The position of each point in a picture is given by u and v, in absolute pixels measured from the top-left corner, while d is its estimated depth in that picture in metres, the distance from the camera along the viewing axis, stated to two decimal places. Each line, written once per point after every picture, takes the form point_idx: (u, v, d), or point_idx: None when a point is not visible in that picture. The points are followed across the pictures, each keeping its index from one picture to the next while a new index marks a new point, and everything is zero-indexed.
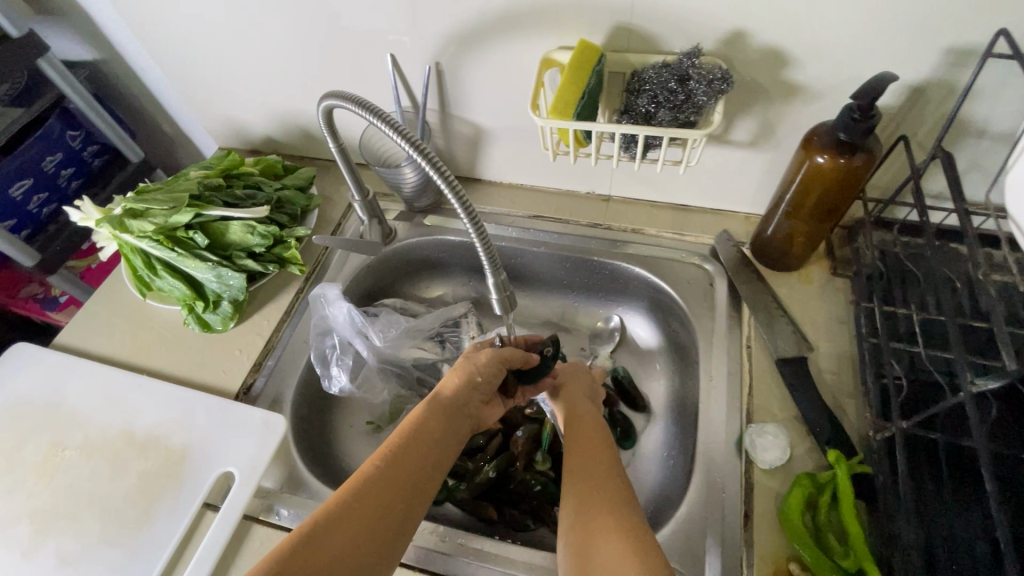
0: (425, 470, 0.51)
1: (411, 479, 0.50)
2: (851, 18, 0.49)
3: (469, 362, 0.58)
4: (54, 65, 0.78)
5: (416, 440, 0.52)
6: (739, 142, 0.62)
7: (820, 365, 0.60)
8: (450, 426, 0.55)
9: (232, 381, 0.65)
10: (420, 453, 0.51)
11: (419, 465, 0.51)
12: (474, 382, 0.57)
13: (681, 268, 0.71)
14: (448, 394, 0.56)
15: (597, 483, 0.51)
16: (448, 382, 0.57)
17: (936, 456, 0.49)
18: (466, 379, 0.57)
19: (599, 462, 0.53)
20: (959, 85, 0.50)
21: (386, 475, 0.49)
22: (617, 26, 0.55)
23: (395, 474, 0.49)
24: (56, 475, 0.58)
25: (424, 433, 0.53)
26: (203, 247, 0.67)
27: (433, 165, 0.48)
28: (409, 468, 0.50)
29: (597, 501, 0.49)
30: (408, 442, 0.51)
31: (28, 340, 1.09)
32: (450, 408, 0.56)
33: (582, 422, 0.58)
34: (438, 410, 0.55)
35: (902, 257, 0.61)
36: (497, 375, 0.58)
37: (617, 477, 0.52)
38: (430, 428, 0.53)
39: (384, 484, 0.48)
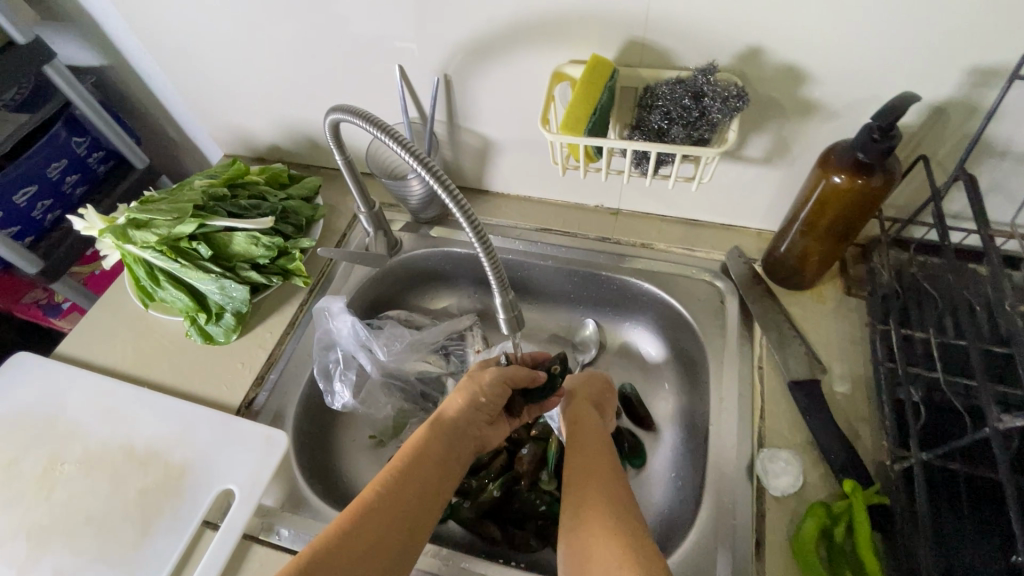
0: (427, 493, 0.51)
1: (414, 502, 0.50)
2: (871, 37, 0.47)
3: (472, 383, 0.58)
4: (61, 71, 0.77)
5: (419, 463, 0.52)
6: (753, 158, 0.61)
7: (834, 388, 0.58)
8: (453, 449, 0.55)
9: (233, 395, 0.64)
10: (423, 475, 0.52)
11: (423, 487, 0.51)
12: (477, 404, 0.57)
13: (691, 284, 0.70)
14: (450, 416, 0.56)
15: (596, 497, 0.50)
16: (450, 403, 0.57)
17: (954, 487, 0.48)
18: (469, 400, 0.57)
19: (598, 475, 0.53)
20: (983, 106, 0.49)
21: (389, 498, 0.49)
22: (630, 40, 0.54)
23: (399, 497, 0.49)
24: (55, 490, 0.58)
25: (427, 455, 0.53)
26: (206, 258, 0.66)
27: (439, 182, 0.46)
28: (413, 491, 0.50)
29: (595, 516, 0.49)
30: (410, 465, 0.51)
31: (31, 345, 1.09)
32: (453, 430, 0.56)
33: (584, 432, 0.58)
34: (440, 432, 0.55)
35: (919, 277, 0.60)
36: (501, 396, 0.58)
37: (618, 491, 0.51)
38: (432, 450, 0.54)
39: (388, 508, 0.48)
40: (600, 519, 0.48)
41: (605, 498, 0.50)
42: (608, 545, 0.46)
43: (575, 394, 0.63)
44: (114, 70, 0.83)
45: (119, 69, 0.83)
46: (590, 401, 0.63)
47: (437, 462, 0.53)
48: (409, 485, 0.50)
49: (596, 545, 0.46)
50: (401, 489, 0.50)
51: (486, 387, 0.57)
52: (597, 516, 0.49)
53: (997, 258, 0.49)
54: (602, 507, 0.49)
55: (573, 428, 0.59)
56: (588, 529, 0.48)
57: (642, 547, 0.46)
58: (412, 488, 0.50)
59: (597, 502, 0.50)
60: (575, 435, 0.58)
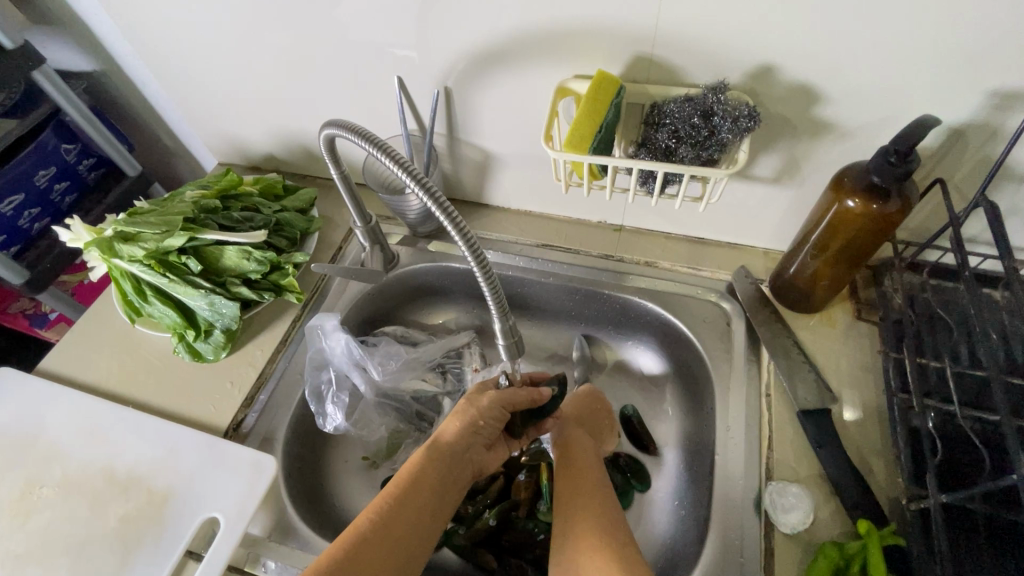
0: (422, 523, 0.49)
1: (409, 533, 0.47)
2: (889, 57, 0.45)
3: (470, 406, 0.56)
4: (51, 78, 0.75)
5: (415, 491, 0.50)
6: (762, 177, 0.59)
7: (845, 418, 0.56)
8: (449, 476, 0.53)
9: (221, 416, 0.62)
10: (419, 505, 0.49)
11: (417, 517, 0.49)
12: (475, 427, 0.55)
13: (697, 305, 0.67)
14: (448, 441, 0.54)
15: (589, 527, 0.49)
16: (447, 426, 0.56)
17: (973, 528, 0.46)
18: (467, 423, 0.55)
19: (591, 504, 0.51)
20: (1004, 130, 0.47)
21: (383, 529, 0.46)
22: (637, 56, 0.52)
23: (394, 528, 0.47)
24: (32, 515, 0.55)
25: (423, 483, 0.51)
26: (196, 273, 0.64)
27: (437, 202, 0.44)
28: (407, 522, 0.48)
29: (586, 548, 0.47)
30: (406, 493, 0.49)
31: (18, 354, 1.06)
32: (450, 457, 0.54)
33: (579, 460, 0.57)
34: (437, 459, 0.53)
35: (932, 303, 0.58)
36: (500, 419, 0.57)
37: (615, 523, 0.50)
38: (429, 477, 0.52)
39: (382, 539, 0.46)
40: (594, 549, 0.47)
41: (600, 528, 0.49)
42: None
43: (572, 417, 0.62)
44: (106, 75, 0.81)
45: (111, 74, 0.81)
46: (584, 424, 0.62)
47: (433, 490, 0.51)
48: (404, 515, 0.48)
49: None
50: (396, 519, 0.47)
51: (485, 410, 0.56)
52: (591, 546, 0.47)
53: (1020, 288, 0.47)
54: (597, 536, 0.48)
55: (567, 453, 0.58)
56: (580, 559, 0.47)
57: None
58: (407, 519, 0.48)
59: (591, 531, 0.49)
60: (570, 460, 0.57)
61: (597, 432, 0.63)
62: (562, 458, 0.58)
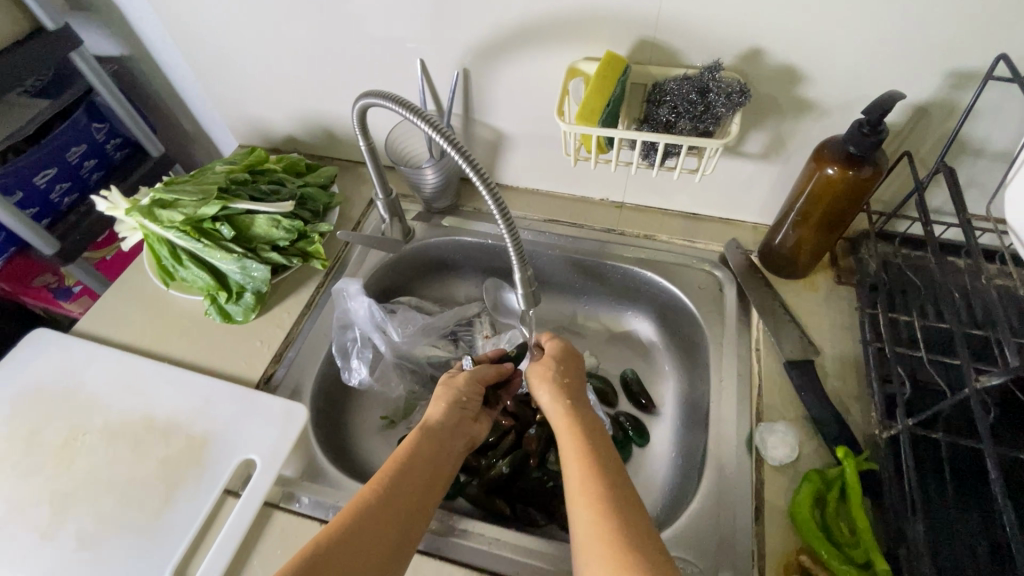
0: (420, 493, 0.49)
1: (405, 504, 0.48)
2: (862, 40, 0.52)
3: (449, 388, 0.60)
4: (87, 59, 0.80)
5: (412, 464, 0.51)
6: (751, 153, 0.66)
7: (827, 369, 0.62)
8: (445, 450, 0.55)
9: (253, 371, 0.66)
10: (416, 476, 0.50)
11: (415, 489, 0.49)
12: (460, 404, 0.59)
13: (692, 273, 0.73)
14: (437, 419, 0.56)
15: (585, 484, 0.47)
16: (433, 409, 0.58)
17: (938, 455, 0.51)
18: (452, 402, 0.59)
19: (584, 461, 0.49)
20: (960, 106, 0.54)
21: (380, 503, 0.47)
22: (641, 39, 0.59)
23: (395, 500, 0.47)
24: (76, 459, 0.59)
25: (419, 456, 0.52)
26: (229, 239, 0.68)
27: (468, 161, 0.50)
28: (406, 493, 0.48)
29: (586, 509, 0.45)
30: (402, 467, 0.50)
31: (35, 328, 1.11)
32: (443, 431, 0.56)
33: (570, 417, 0.54)
34: (430, 434, 0.55)
35: (903, 268, 0.64)
36: (477, 394, 0.61)
37: (612, 475, 0.48)
38: (425, 449, 0.53)
39: (383, 513, 0.46)
40: (592, 504, 0.45)
41: (594, 481, 0.47)
42: (598, 535, 0.43)
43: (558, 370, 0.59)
44: (134, 60, 0.86)
45: (139, 58, 0.85)
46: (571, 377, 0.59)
47: (431, 462, 0.52)
48: (401, 488, 0.48)
49: (587, 539, 0.43)
50: (394, 491, 0.48)
51: (463, 388, 0.61)
52: (587, 504, 0.45)
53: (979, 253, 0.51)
54: (594, 490, 0.46)
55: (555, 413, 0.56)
56: (582, 520, 0.45)
57: (643, 535, 0.42)
58: (406, 490, 0.48)
59: (586, 487, 0.46)
60: (560, 420, 0.55)
61: (579, 383, 0.60)
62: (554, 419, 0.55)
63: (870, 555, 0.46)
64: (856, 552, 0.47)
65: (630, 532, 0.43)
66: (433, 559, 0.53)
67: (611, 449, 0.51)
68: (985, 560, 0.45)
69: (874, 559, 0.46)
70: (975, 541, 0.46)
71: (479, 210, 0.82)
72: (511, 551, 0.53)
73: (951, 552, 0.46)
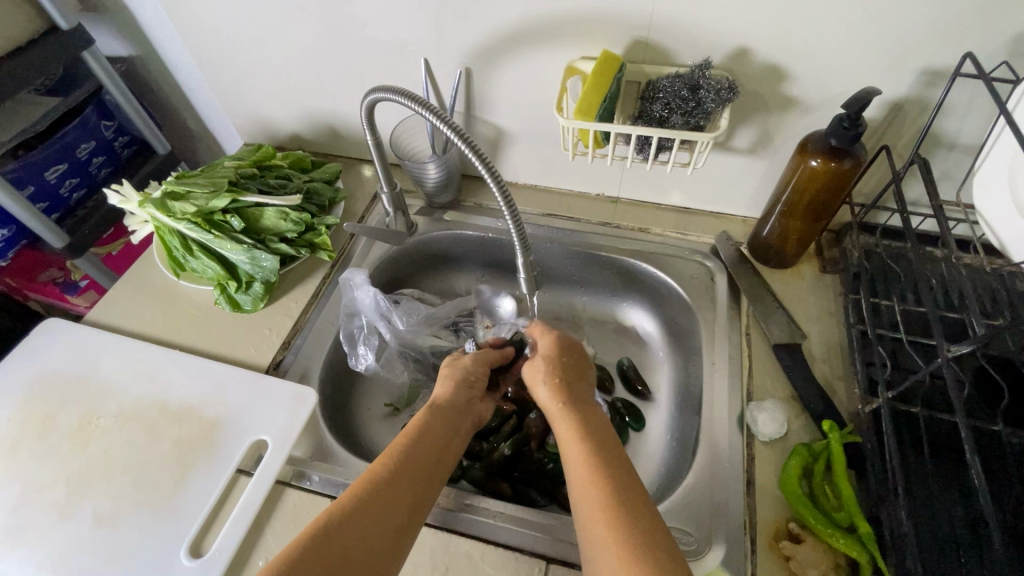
0: (428, 468, 0.51)
1: (413, 477, 0.49)
2: (842, 41, 0.56)
3: (456, 368, 0.63)
4: (98, 59, 0.84)
5: (421, 440, 0.52)
6: (740, 149, 0.69)
7: (813, 352, 0.65)
8: (452, 427, 0.56)
9: (263, 358, 0.68)
10: (425, 452, 0.52)
11: (423, 463, 0.50)
12: (467, 384, 0.62)
13: (685, 264, 0.76)
14: (445, 398, 0.59)
15: (586, 466, 0.47)
16: (441, 389, 0.60)
17: (917, 428, 0.55)
18: (458, 384, 0.61)
19: (586, 444, 0.49)
20: (932, 102, 0.58)
21: (390, 478, 0.47)
22: (635, 39, 0.62)
23: (404, 474, 0.48)
24: (91, 442, 0.61)
25: (428, 432, 0.54)
26: (238, 230, 0.71)
27: (474, 152, 0.52)
28: (415, 467, 0.49)
29: (584, 482, 0.46)
30: (412, 442, 0.52)
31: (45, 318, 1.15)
32: (451, 410, 0.58)
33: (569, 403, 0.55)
34: (439, 412, 0.57)
35: (885, 257, 0.67)
36: (482, 375, 0.64)
37: (613, 454, 0.48)
38: (434, 425, 0.55)
39: (392, 488, 0.47)
40: (593, 486, 0.45)
41: (594, 463, 0.47)
42: (598, 516, 0.43)
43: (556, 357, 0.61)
44: (143, 60, 0.88)
45: (148, 59, 0.88)
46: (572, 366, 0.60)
47: (440, 438, 0.54)
48: (410, 461, 0.50)
49: (588, 521, 0.43)
50: (402, 465, 0.49)
51: (469, 368, 0.63)
52: (587, 485, 0.45)
53: (953, 241, 0.53)
54: (594, 471, 0.46)
55: (556, 400, 0.56)
56: (584, 501, 0.45)
57: (641, 511, 0.43)
58: (414, 464, 0.50)
59: (587, 469, 0.47)
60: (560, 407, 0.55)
61: (579, 365, 0.60)
62: (552, 406, 0.56)
63: (853, 519, 0.49)
64: (840, 516, 0.50)
65: (630, 509, 0.43)
66: (441, 532, 0.55)
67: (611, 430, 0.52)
68: (960, 523, 0.49)
69: (857, 523, 0.49)
70: (952, 506, 0.50)
71: (480, 205, 0.85)
72: (518, 523, 0.56)
73: (927, 516, 0.49)
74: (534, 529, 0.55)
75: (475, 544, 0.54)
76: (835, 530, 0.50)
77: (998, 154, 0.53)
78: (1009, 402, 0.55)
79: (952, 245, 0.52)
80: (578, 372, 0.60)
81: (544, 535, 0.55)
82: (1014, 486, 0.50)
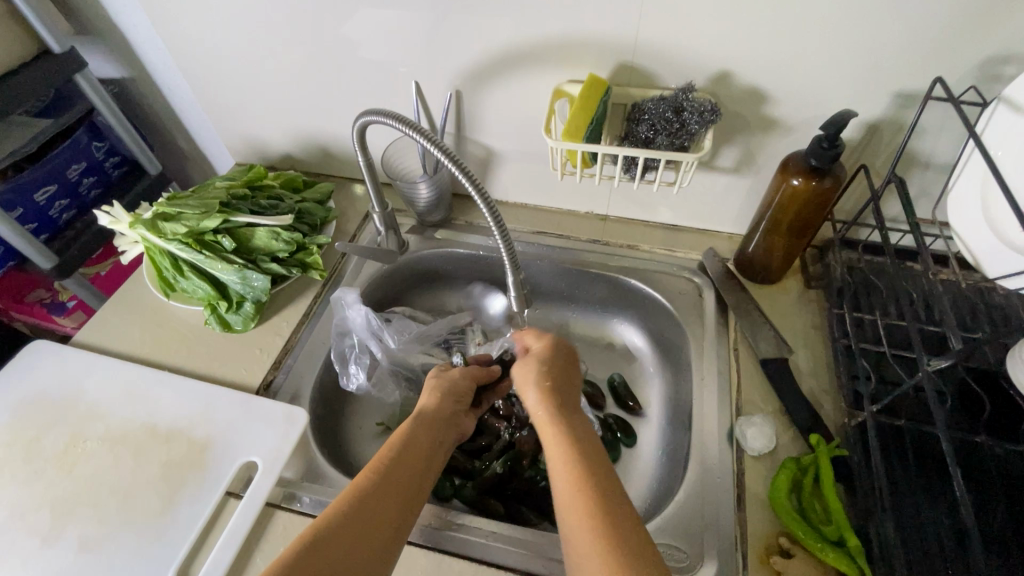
0: (414, 479, 0.51)
1: (399, 488, 0.48)
2: (818, 65, 0.58)
3: (444, 379, 0.63)
4: (90, 81, 0.85)
5: (407, 450, 0.52)
6: (724, 167, 0.71)
7: (800, 366, 0.66)
8: (437, 438, 0.56)
9: (253, 378, 0.68)
10: (411, 462, 0.51)
11: (409, 475, 0.50)
12: (454, 395, 0.62)
13: (673, 280, 0.77)
14: (432, 408, 0.59)
15: (573, 475, 0.47)
16: (427, 399, 0.61)
17: (902, 441, 0.55)
18: (444, 396, 0.61)
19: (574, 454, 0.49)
20: (906, 123, 0.60)
21: (377, 489, 0.47)
22: (620, 63, 0.64)
23: (391, 485, 0.48)
24: (76, 465, 0.60)
25: (413, 442, 0.54)
26: (230, 250, 0.71)
27: (464, 173, 0.53)
28: (401, 478, 0.49)
29: (576, 488, 0.46)
30: (397, 453, 0.51)
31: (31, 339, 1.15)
32: (437, 421, 0.58)
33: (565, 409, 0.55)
34: (425, 422, 0.57)
35: (867, 272, 0.69)
36: (469, 388, 0.65)
37: (602, 463, 0.48)
38: (421, 435, 0.55)
39: (378, 499, 0.47)
40: (580, 496, 0.45)
41: (581, 472, 0.47)
42: (586, 525, 0.43)
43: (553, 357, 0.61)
44: (136, 81, 0.89)
45: (141, 80, 0.89)
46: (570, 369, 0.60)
47: (425, 449, 0.54)
48: (396, 471, 0.50)
49: (576, 532, 0.43)
50: (389, 476, 0.49)
51: (458, 379, 0.64)
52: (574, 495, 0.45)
53: (930, 258, 0.54)
54: (581, 482, 0.46)
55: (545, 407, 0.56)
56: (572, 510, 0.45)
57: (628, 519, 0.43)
58: (400, 475, 0.50)
59: (574, 480, 0.47)
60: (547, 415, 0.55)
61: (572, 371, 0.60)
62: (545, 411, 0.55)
63: (842, 532, 0.50)
64: (829, 529, 0.51)
65: (618, 520, 0.43)
66: (433, 552, 0.55)
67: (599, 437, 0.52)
68: (946, 535, 0.49)
69: (846, 537, 0.50)
70: (938, 518, 0.50)
71: (471, 223, 0.86)
72: (509, 542, 0.56)
73: (914, 530, 0.50)
74: (527, 548, 0.55)
75: (468, 563, 0.54)
76: (824, 543, 0.50)
77: (970, 173, 0.55)
78: (990, 414, 0.56)
79: (930, 259, 0.53)
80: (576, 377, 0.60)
81: (536, 553, 0.55)
82: (996, 497, 0.51)
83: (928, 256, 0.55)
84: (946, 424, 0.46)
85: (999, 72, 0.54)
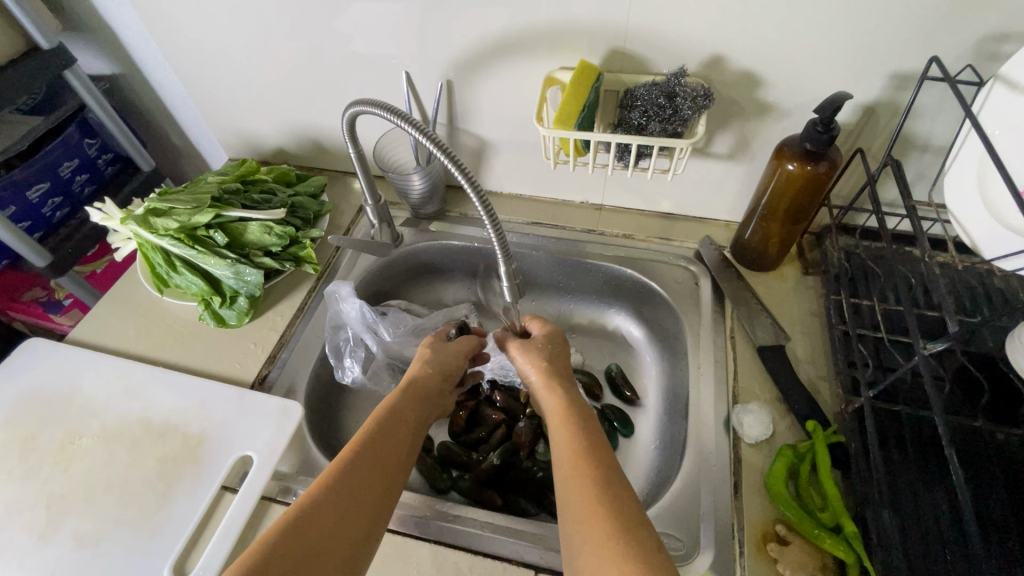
0: (401, 450, 0.51)
1: (386, 464, 0.48)
2: (811, 49, 0.57)
3: (436, 355, 0.63)
4: (80, 77, 0.84)
5: (394, 425, 0.52)
6: (719, 154, 0.70)
7: (797, 353, 0.66)
8: (423, 412, 0.57)
9: (248, 373, 0.68)
10: (397, 435, 0.51)
11: (397, 446, 0.50)
12: (445, 371, 0.62)
13: (670, 270, 0.77)
14: (421, 380, 0.59)
15: (568, 454, 0.47)
16: (418, 368, 0.61)
17: (900, 425, 0.55)
18: (435, 370, 0.61)
19: (567, 434, 0.49)
20: (902, 106, 0.59)
21: (368, 458, 0.47)
22: (612, 49, 0.63)
23: (379, 460, 0.48)
24: (72, 462, 0.60)
25: (401, 414, 0.54)
26: (222, 246, 0.70)
27: (456, 165, 0.52)
28: (389, 451, 0.49)
29: (572, 461, 0.46)
30: (382, 428, 0.51)
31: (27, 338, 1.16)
32: (424, 397, 0.58)
33: (563, 391, 0.56)
34: (413, 394, 0.57)
35: (865, 257, 0.68)
36: (457, 368, 0.64)
37: (595, 440, 0.48)
38: (407, 410, 0.55)
39: (370, 469, 0.47)
40: (578, 469, 0.45)
41: (577, 447, 0.47)
42: (579, 494, 0.43)
43: (544, 337, 0.62)
44: (126, 77, 0.89)
45: (130, 75, 0.88)
46: (552, 349, 0.61)
47: (410, 423, 0.54)
48: (383, 448, 0.49)
49: (571, 500, 0.44)
50: (378, 448, 0.49)
51: (451, 361, 0.64)
52: (569, 470, 0.46)
53: (927, 242, 0.52)
54: (575, 457, 0.46)
55: (545, 384, 0.57)
56: (567, 484, 0.45)
57: (620, 488, 0.44)
58: (390, 447, 0.50)
59: (568, 455, 0.47)
60: (546, 393, 0.56)
61: (562, 355, 0.61)
62: (544, 388, 0.57)
63: (838, 518, 0.50)
64: (825, 516, 0.50)
65: (611, 491, 0.43)
66: (430, 543, 0.55)
67: (590, 413, 0.53)
68: (944, 522, 0.49)
69: (842, 523, 0.49)
70: (935, 503, 0.50)
71: (465, 215, 0.85)
72: (506, 533, 0.56)
73: (912, 515, 0.49)
74: (523, 540, 0.55)
75: (463, 554, 0.54)
76: (821, 530, 0.50)
77: (967, 155, 0.54)
78: (989, 398, 0.55)
79: (927, 244, 0.51)
80: (561, 356, 0.61)
81: (533, 543, 0.55)
82: (995, 482, 0.50)
83: (925, 240, 0.52)
84: (942, 409, 0.45)
85: (997, 50, 0.53)
